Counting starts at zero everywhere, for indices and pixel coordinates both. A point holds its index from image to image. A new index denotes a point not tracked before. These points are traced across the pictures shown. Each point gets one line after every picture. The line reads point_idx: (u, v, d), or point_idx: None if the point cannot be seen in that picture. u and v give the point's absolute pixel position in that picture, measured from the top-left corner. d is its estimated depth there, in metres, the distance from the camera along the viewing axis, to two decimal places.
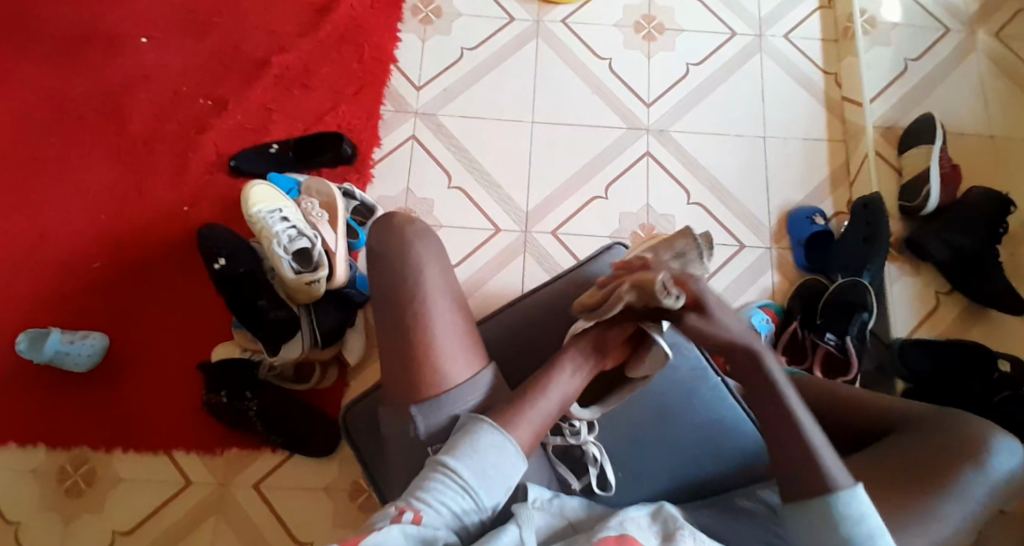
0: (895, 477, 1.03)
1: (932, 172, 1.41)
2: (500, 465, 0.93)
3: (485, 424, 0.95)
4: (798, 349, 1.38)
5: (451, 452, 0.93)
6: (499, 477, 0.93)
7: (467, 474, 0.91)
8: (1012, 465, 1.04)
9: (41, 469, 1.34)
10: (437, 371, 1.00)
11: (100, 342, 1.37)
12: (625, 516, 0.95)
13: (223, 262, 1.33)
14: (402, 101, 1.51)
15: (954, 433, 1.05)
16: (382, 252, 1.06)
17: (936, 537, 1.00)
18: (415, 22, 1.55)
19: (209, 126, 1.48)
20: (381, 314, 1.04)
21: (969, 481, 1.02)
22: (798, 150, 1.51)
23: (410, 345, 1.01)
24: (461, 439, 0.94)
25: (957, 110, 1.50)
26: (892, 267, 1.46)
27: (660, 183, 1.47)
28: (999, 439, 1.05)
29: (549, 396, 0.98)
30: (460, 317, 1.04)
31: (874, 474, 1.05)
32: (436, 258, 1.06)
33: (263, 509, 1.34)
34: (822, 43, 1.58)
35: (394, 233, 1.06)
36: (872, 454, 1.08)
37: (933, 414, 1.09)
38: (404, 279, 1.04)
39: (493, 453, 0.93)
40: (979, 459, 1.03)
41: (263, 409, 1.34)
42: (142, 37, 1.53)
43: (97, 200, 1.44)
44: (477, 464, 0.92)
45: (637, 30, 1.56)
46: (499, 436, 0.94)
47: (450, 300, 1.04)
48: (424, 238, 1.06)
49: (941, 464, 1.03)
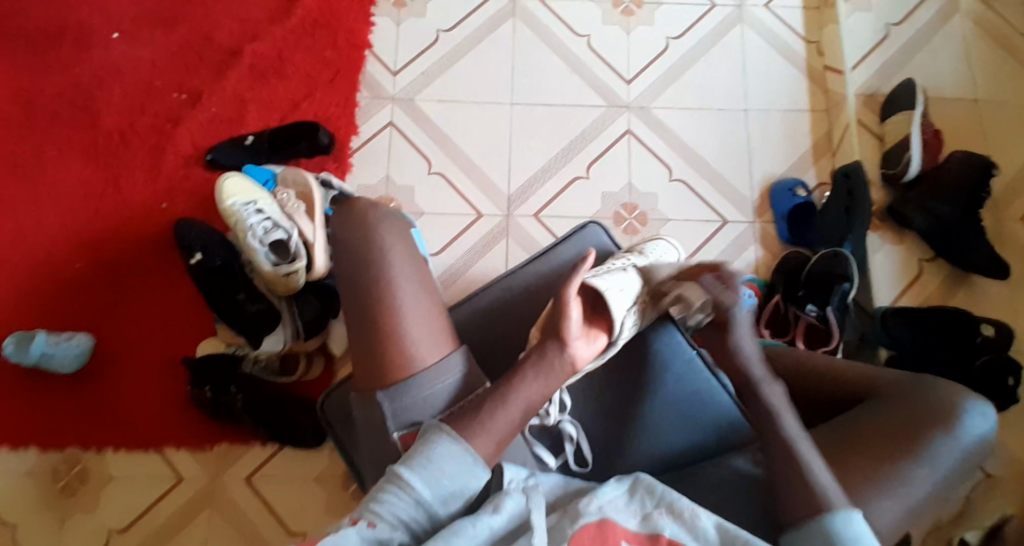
0: (867, 444, 1.04)
1: (914, 139, 1.40)
2: (456, 475, 0.92)
3: (443, 433, 0.95)
4: (781, 323, 1.39)
5: (406, 463, 0.93)
6: (456, 488, 0.92)
7: (420, 485, 0.91)
8: (983, 428, 1.04)
9: (34, 470, 1.35)
10: (406, 355, 1.04)
11: (86, 342, 1.37)
12: (603, 500, 0.94)
13: (198, 257, 1.36)
14: (378, 86, 1.49)
15: (925, 400, 1.06)
16: (347, 238, 1.10)
17: (905, 502, 1.00)
18: (389, 4, 1.53)
19: (184, 119, 1.46)
20: (348, 301, 1.08)
21: (939, 444, 1.02)
22: (780, 122, 1.49)
23: (377, 329, 1.05)
24: (418, 449, 0.94)
25: (940, 75, 1.49)
26: (874, 236, 1.46)
27: (642, 161, 1.46)
28: (970, 403, 1.05)
29: (516, 400, 1.00)
30: (427, 298, 1.08)
31: (848, 441, 1.06)
32: (401, 243, 1.10)
33: (256, 501, 1.36)
34: (803, 10, 1.55)
35: (359, 220, 1.11)
36: (848, 419, 1.09)
37: (906, 381, 1.10)
38: (369, 263, 1.07)
39: (450, 463, 0.93)
40: (950, 425, 1.03)
41: (249, 401, 1.36)
42: (110, 31, 1.51)
43: (75, 199, 1.44)
44: (431, 474, 0.92)
45: (616, 5, 1.54)
46: (456, 445, 0.94)
47: (416, 282, 1.08)
48: (388, 224, 1.11)
49: (912, 429, 1.04)
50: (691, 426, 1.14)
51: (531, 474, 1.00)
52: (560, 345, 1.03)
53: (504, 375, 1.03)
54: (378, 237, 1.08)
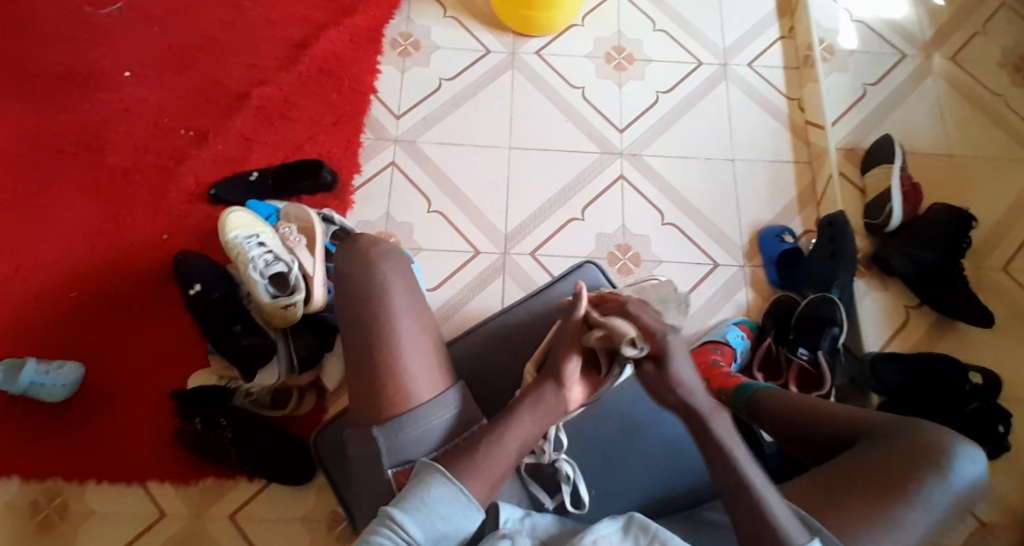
0: (859, 488, 1.03)
1: (894, 190, 1.46)
2: (449, 518, 0.92)
3: (437, 474, 0.95)
4: (772, 366, 1.40)
5: (399, 504, 0.92)
6: (448, 531, 0.92)
7: (414, 528, 0.90)
8: (975, 472, 1.04)
9: (11, 503, 1.31)
10: (402, 389, 1.04)
11: (77, 372, 1.35)
12: (598, 534, 0.92)
13: (197, 289, 1.37)
14: (381, 129, 1.54)
15: (915, 444, 1.05)
16: (348, 271, 1.10)
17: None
18: (394, 55, 1.60)
19: (190, 156, 1.50)
20: (347, 332, 1.08)
21: (931, 489, 1.02)
22: (767, 172, 1.55)
23: (374, 361, 1.05)
24: (414, 490, 0.94)
25: (915, 132, 1.57)
26: (860, 282, 1.50)
27: (634, 206, 1.51)
28: (961, 448, 1.04)
29: (509, 440, 0.98)
30: (425, 333, 1.08)
31: (842, 485, 1.04)
32: (402, 276, 1.11)
33: (239, 541, 1.32)
34: (784, 71, 1.64)
35: (360, 255, 1.11)
36: (839, 463, 1.06)
37: (894, 423, 1.08)
38: (368, 299, 1.08)
39: (443, 505, 0.93)
40: (942, 469, 1.03)
41: (238, 438, 1.33)
42: (124, 72, 1.56)
43: (76, 230, 1.45)
44: (425, 518, 0.91)
45: (608, 61, 1.62)
46: (452, 487, 0.94)
47: (415, 317, 1.08)
48: (389, 258, 1.11)
49: (904, 472, 1.03)
50: (680, 466, 1.16)
51: (527, 514, 0.96)
52: (557, 386, 1.02)
53: (500, 413, 1.01)
54: (378, 271, 1.09)
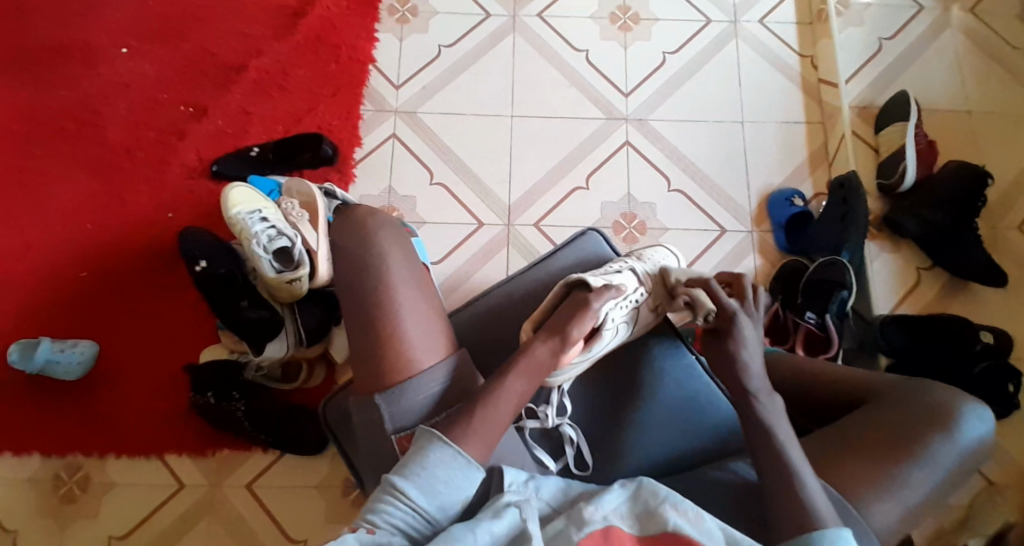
0: (863, 449, 1.00)
1: (908, 148, 1.42)
2: (451, 481, 0.92)
3: (436, 439, 0.94)
4: (780, 330, 1.37)
5: (401, 472, 0.92)
6: (450, 494, 0.92)
7: (417, 494, 0.90)
8: (982, 431, 1.00)
9: (35, 477, 1.36)
10: (403, 358, 1.02)
11: (90, 350, 1.38)
12: (607, 508, 0.91)
13: (203, 265, 1.37)
14: (381, 100, 1.53)
15: (922, 404, 1.01)
16: (345, 245, 1.09)
17: (903, 505, 0.97)
18: (392, 21, 1.57)
19: (190, 133, 1.50)
20: (345, 305, 1.07)
21: (936, 449, 0.98)
22: (776, 133, 1.52)
23: (374, 333, 1.03)
24: (414, 457, 0.93)
25: (931, 86, 1.52)
26: (871, 244, 1.47)
27: (640, 171, 1.48)
28: (967, 406, 1.01)
29: (506, 395, 0.98)
30: (427, 302, 1.07)
31: (845, 444, 1.01)
32: (400, 249, 1.09)
33: (255, 508, 1.35)
34: (797, 26, 1.59)
35: (357, 230, 1.10)
36: (843, 424, 1.03)
37: (900, 384, 1.05)
38: (365, 267, 1.06)
39: (443, 468, 0.92)
40: (948, 428, 0.99)
41: (251, 409, 1.36)
42: (121, 47, 1.55)
43: (83, 209, 1.46)
44: (427, 482, 0.91)
45: (613, 21, 1.58)
46: (451, 451, 0.93)
47: (415, 286, 1.07)
48: (386, 230, 1.10)
49: (910, 433, 0.99)
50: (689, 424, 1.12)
51: (531, 476, 0.96)
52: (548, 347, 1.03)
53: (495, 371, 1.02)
54: (375, 243, 1.08)
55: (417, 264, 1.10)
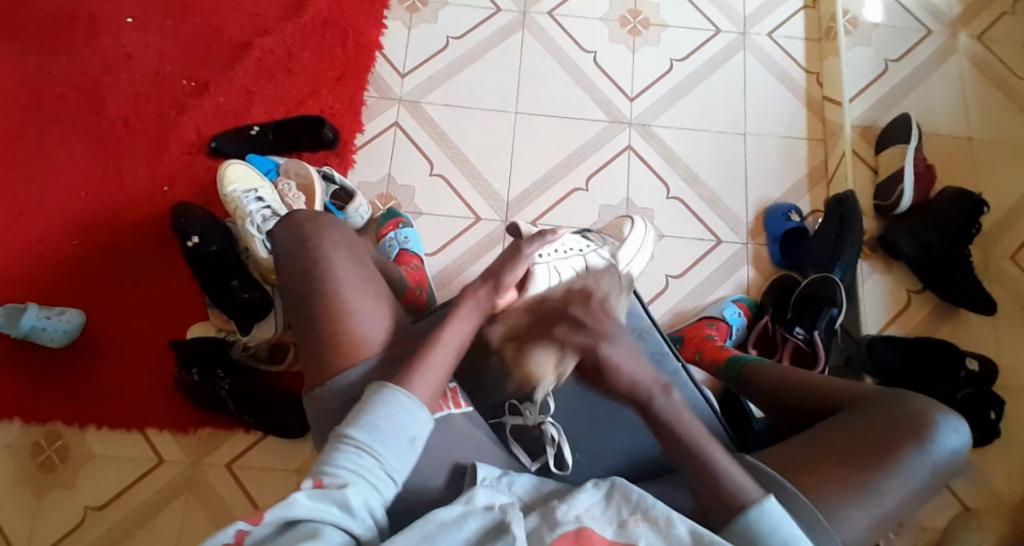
0: (834, 458, 0.97)
1: (906, 170, 1.43)
2: (401, 425, 0.91)
3: (382, 387, 0.93)
4: (767, 343, 1.39)
5: (352, 422, 0.91)
6: (403, 436, 0.91)
7: (371, 441, 0.89)
8: (957, 444, 0.98)
9: (13, 444, 1.35)
10: (349, 358, 0.97)
11: (76, 320, 1.37)
12: (580, 509, 0.90)
13: (196, 241, 1.36)
14: (386, 88, 1.52)
15: (896, 414, 0.99)
16: (285, 249, 1.03)
17: (874, 515, 0.95)
18: (401, 9, 1.57)
19: (191, 108, 1.49)
20: (291, 311, 1.02)
21: (910, 460, 0.96)
22: (777, 148, 1.52)
23: (320, 337, 0.99)
24: (363, 405, 0.92)
25: (934, 111, 1.52)
26: (864, 264, 1.47)
27: (640, 176, 1.49)
28: (943, 417, 0.99)
29: (444, 344, 0.97)
30: (370, 299, 1.01)
31: (816, 452, 0.99)
32: (344, 247, 1.03)
33: (234, 488, 1.35)
34: (804, 42, 1.60)
35: (295, 231, 1.03)
36: (815, 432, 1.01)
37: (876, 394, 1.03)
38: (315, 260, 1.01)
39: (393, 413, 0.91)
40: (922, 440, 0.97)
41: (235, 389, 1.35)
42: (126, 18, 1.54)
43: (78, 177, 1.45)
44: (377, 428, 0.90)
45: (622, 25, 1.58)
46: (398, 394, 0.92)
47: (359, 283, 1.01)
48: (323, 230, 1.03)
49: (883, 442, 0.97)
50: None
51: (505, 473, 0.97)
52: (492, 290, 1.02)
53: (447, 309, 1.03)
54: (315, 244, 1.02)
55: (357, 262, 1.03)
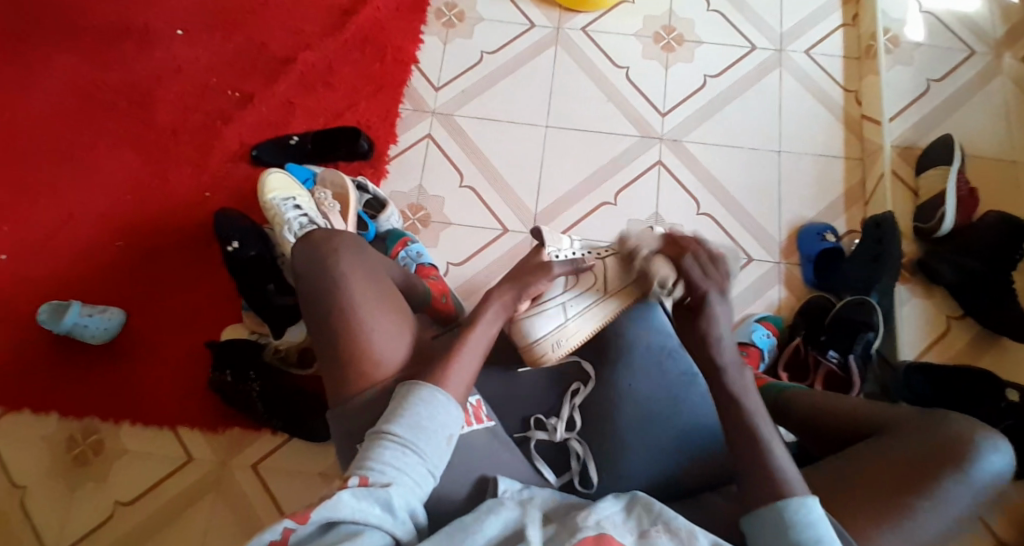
0: (869, 483, 0.94)
1: (948, 193, 1.39)
2: (439, 422, 0.94)
3: (417, 386, 0.95)
4: (800, 367, 1.35)
5: (390, 420, 0.92)
6: (440, 433, 0.93)
7: (412, 438, 0.91)
8: (1001, 467, 0.94)
9: (52, 436, 1.39)
10: (370, 371, 0.99)
11: (117, 318, 1.42)
12: (601, 514, 0.89)
13: (236, 246, 1.41)
14: (420, 101, 1.55)
15: (936, 437, 0.95)
16: (306, 269, 1.04)
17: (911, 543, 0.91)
18: (438, 25, 1.60)
19: (233, 117, 1.54)
20: (312, 327, 1.03)
21: (949, 485, 0.92)
22: (813, 166, 1.50)
23: (340, 351, 1.00)
24: (398, 404, 0.94)
25: (978, 132, 1.48)
26: (902, 288, 1.43)
27: (671, 192, 1.48)
28: (986, 441, 0.95)
29: (470, 348, 1.01)
30: (393, 316, 1.02)
31: (850, 475, 0.95)
32: (363, 267, 1.05)
33: (259, 489, 1.37)
34: (843, 60, 1.58)
35: (317, 251, 1.05)
36: (850, 455, 0.98)
37: (914, 416, 1.00)
38: (333, 280, 1.02)
39: (431, 411, 0.94)
40: (962, 464, 0.93)
41: (265, 391, 1.37)
42: (177, 29, 1.60)
43: (125, 181, 1.51)
44: (417, 425, 0.92)
45: (656, 41, 1.58)
46: (434, 392, 0.95)
47: (380, 301, 1.02)
48: (344, 251, 1.05)
49: (921, 467, 0.94)
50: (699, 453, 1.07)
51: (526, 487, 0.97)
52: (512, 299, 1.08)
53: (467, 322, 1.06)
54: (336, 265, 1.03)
55: (377, 283, 1.05)
